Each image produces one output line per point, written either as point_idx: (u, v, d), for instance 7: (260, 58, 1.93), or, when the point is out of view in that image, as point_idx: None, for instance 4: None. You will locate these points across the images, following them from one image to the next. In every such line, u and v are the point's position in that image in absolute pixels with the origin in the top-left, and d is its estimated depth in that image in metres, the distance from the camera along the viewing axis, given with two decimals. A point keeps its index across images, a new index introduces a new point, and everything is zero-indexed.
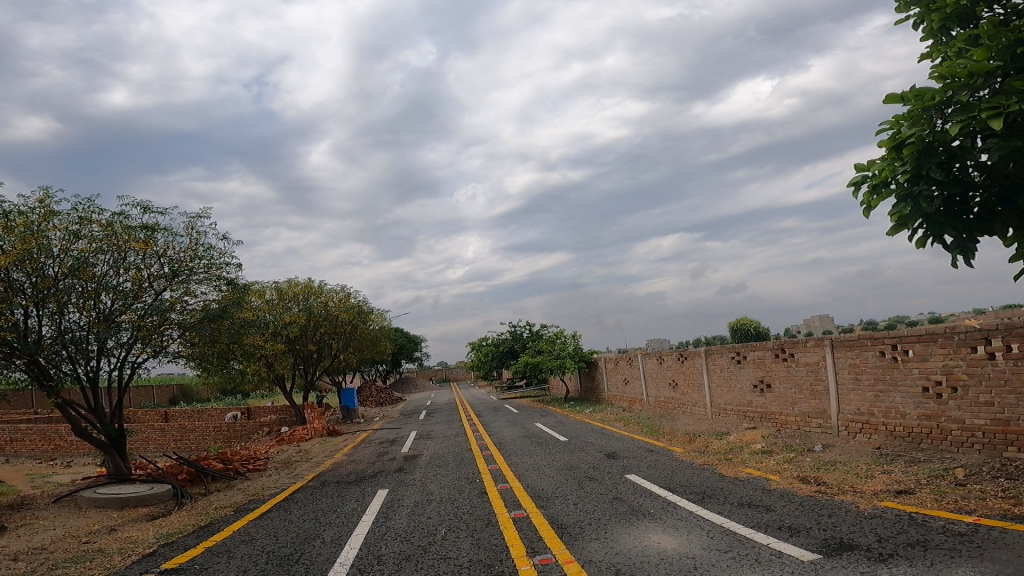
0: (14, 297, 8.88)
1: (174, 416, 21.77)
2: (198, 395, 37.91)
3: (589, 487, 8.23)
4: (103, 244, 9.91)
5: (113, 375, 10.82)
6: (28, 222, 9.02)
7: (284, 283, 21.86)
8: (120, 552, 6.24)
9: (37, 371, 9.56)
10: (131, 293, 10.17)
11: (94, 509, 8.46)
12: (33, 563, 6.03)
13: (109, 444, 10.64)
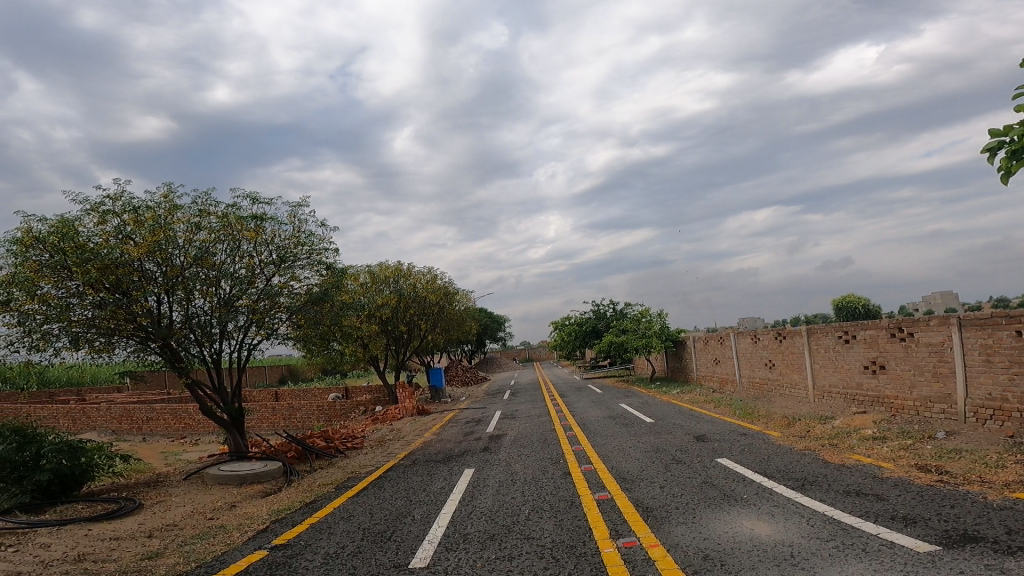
0: (148, 285, 9.76)
1: (283, 394, 23.45)
2: (304, 375, 40.77)
3: (676, 470, 8.01)
4: (220, 234, 10.74)
5: (232, 357, 11.74)
6: (156, 216, 9.89)
7: (377, 267, 22.79)
8: (238, 529, 6.80)
9: (170, 353, 10.54)
10: (246, 280, 10.98)
11: (217, 485, 9.27)
12: (166, 539, 6.67)
13: (231, 422, 11.57)
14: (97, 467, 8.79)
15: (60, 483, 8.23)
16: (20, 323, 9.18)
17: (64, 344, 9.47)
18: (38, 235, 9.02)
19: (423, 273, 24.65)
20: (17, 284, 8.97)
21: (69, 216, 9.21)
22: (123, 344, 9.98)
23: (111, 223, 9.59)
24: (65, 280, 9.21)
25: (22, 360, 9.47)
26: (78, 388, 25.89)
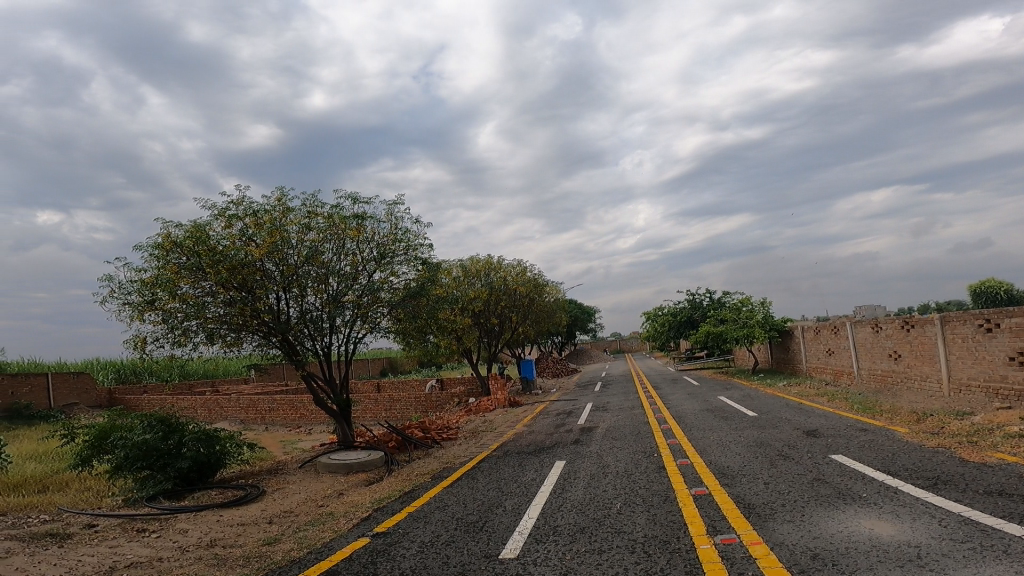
0: (269, 284, 10.61)
1: (384, 386, 24.56)
2: (402, 367, 42.53)
3: (784, 466, 7.57)
4: (327, 234, 11.40)
5: (340, 350, 12.48)
6: (272, 218, 10.68)
7: (468, 261, 23.28)
8: (345, 516, 7.22)
9: (288, 347, 11.41)
10: (350, 276, 11.61)
11: (327, 473, 9.84)
12: (283, 526, 7.18)
13: (340, 412, 12.29)
14: (228, 455, 9.63)
15: (199, 469, 9.12)
16: (165, 321, 10.25)
17: (201, 339, 10.53)
18: (177, 240, 9.97)
19: (513, 265, 24.91)
20: (161, 285, 9.98)
21: (200, 221, 10.13)
22: (249, 339, 10.94)
23: (236, 227, 10.48)
24: (199, 280, 10.18)
25: (166, 353, 10.57)
26: (207, 379, 28.51)
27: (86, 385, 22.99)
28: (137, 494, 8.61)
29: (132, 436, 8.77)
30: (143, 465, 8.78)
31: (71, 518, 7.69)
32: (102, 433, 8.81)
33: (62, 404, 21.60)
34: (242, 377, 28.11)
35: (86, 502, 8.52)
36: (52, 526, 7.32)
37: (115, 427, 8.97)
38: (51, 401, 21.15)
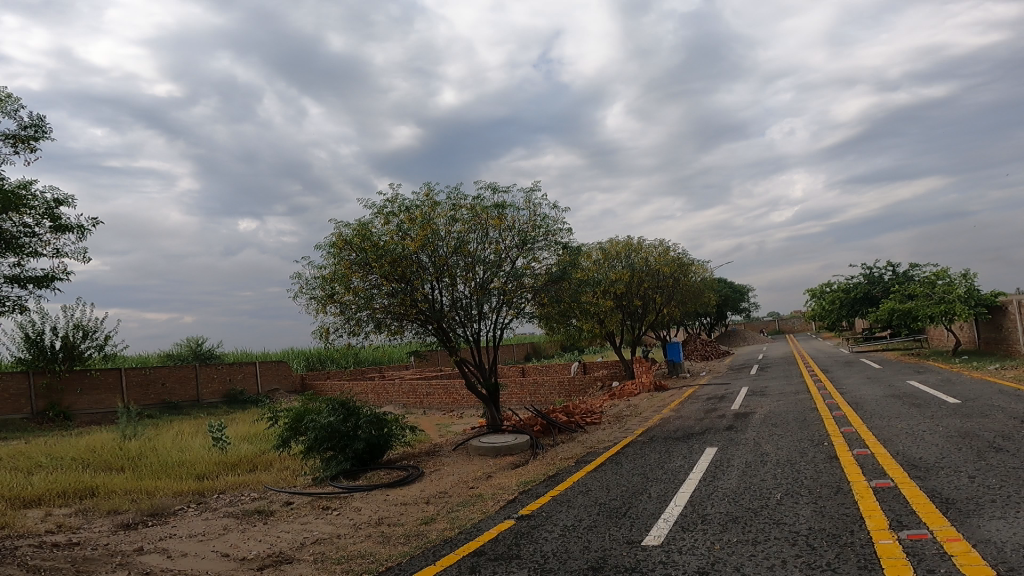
0: (424, 275, 11.54)
1: (529, 370, 25.29)
2: (546, 351, 43.29)
3: (993, 459, 6.57)
4: (472, 224, 11.95)
5: (489, 336, 13.08)
6: (423, 213, 11.45)
7: (607, 243, 23.06)
8: (493, 498, 7.61)
9: (442, 333, 12.33)
10: (495, 263, 12.13)
11: (478, 456, 10.20)
12: (438, 506, 7.66)
13: (489, 396, 12.82)
14: (395, 436, 10.55)
15: (371, 450, 10.17)
16: (342, 313, 11.50)
17: (371, 328, 11.74)
18: (347, 238, 11.08)
19: (656, 245, 24.22)
20: (338, 280, 11.20)
21: (364, 220, 11.18)
22: (409, 326, 12.01)
23: (393, 223, 11.38)
24: (367, 274, 11.23)
25: (344, 342, 11.88)
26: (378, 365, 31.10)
27: (285, 372, 26.17)
28: (323, 473, 9.80)
29: (320, 418, 9.95)
30: (328, 446, 9.94)
31: (274, 495, 9.01)
32: (296, 416, 10.03)
33: (267, 389, 24.76)
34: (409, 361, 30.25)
35: (285, 481, 9.79)
36: (259, 504, 8.68)
37: (307, 410, 10.16)
38: (258, 386, 24.33)
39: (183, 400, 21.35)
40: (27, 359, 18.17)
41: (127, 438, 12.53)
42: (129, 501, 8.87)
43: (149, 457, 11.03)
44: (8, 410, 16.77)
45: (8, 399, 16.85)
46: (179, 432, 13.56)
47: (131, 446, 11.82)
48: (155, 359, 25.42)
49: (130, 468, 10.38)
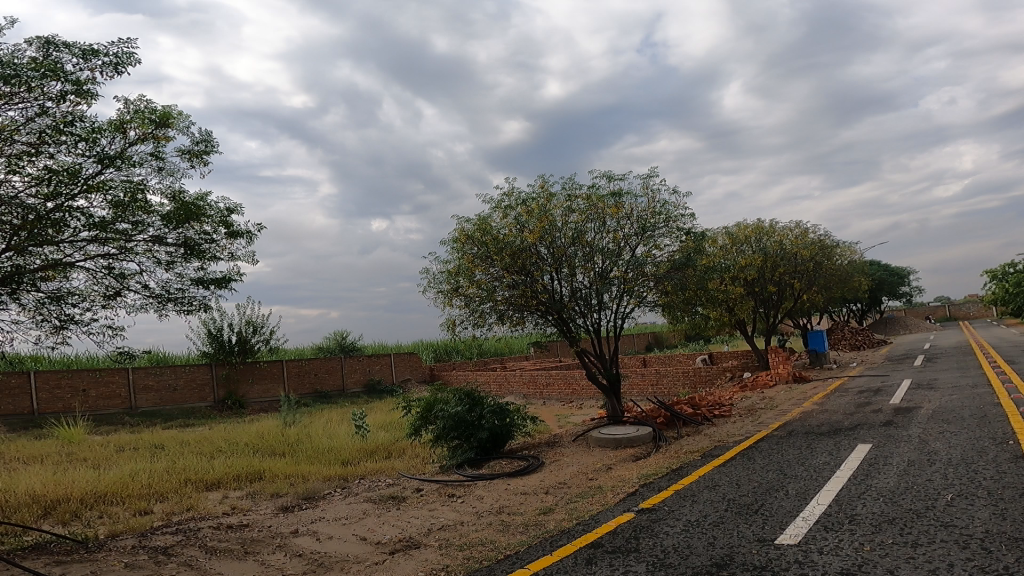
0: (543, 267, 11.57)
1: (650, 360, 24.52)
2: (669, 341, 41.78)
3: None
4: (589, 214, 11.76)
5: (610, 326, 12.80)
6: (539, 205, 11.47)
7: (734, 227, 21.75)
8: (613, 489, 7.39)
9: (563, 323, 12.28)
10: (615, 252, 11.84)
11: (598, 448, 9.93)
12: (557, 496, 7.57)
13: (610, 387, 12.50)
14: (517, 426, 10.62)
15: (494, 440, 10.35)
16: (467, 305, 11.80)
17: (494, 319, 11.90)
18: (469, 233, 11.39)
19: (791, 227, 22.41)
20: (462, 273, 11.54)
21: (483, 214, 11.46)
22: (531, 317, 12.06)
23: (511, 216, 11.55)
24: (489, 267, 11.45)
25: (470, 334, 12.15)
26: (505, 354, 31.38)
27: (416, 363, 27.05)
28: (450, 461, 10.10)
29: (448, 408, 10.32)
30: (454, 434, 10.23)
31: (406, 481, 9.28)
32: (426, 405, 10.43)
33: (401, 378, 25.72)
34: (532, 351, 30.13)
35: (415, 467, 10.23)
36: (393, 490, 8.98)
37: (437, 400, 10.54)
38: (394, 376, 25.49)
39: (331, 390, 23.05)
40: (209, 352, 20.24)
41: (287, 424, 13.82)
42: (288, 484, 9.66)
43: (307, 443, 11.94)
44: (196, 398, 19.21)
45: (196, 388, 19.27)
46: (328, 420, 14.68)
47: (291, 432, 12.97)
48: (304, 353, 27.77)
49: (290, 452, 11.32)
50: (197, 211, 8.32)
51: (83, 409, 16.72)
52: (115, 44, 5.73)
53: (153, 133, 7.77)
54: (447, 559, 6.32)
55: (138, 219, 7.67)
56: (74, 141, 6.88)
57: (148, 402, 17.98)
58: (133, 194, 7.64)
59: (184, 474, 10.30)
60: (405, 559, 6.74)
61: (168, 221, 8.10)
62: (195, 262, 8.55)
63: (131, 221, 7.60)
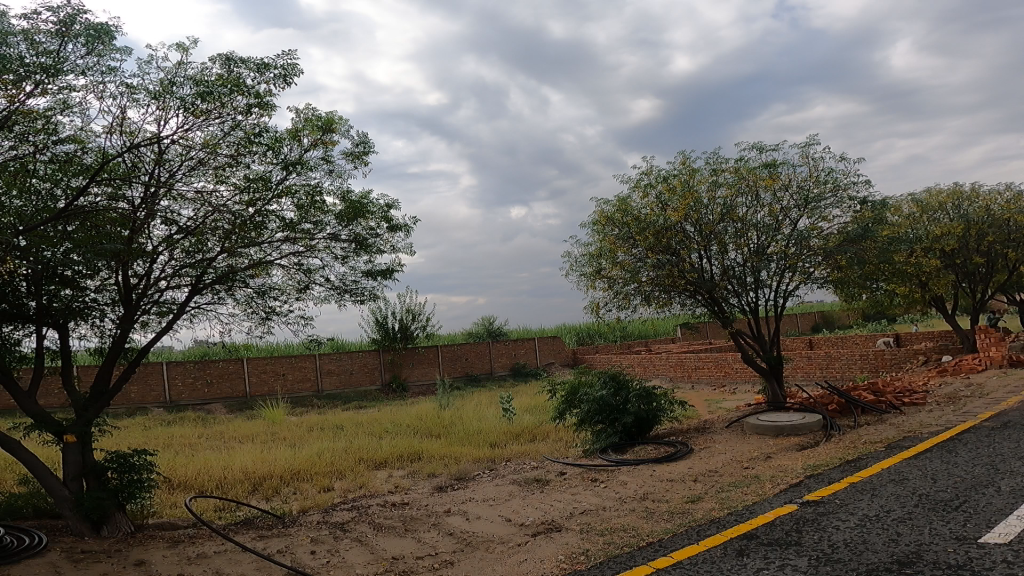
0: (690, 245, 10.77)
1: (819, 342, 22.03)
2: (843, 321, 37.39)
3: None
4: (740, 187, 10.71)
5: (769, 305, 11.60)
6: (683, 181, 10.67)
7: (924, 193, 18.79)
8: (772, 480, 6.58)
9: (714, 304, 11.38)
10: (772, 227, 10.68)
11: (755, 436, 8.99)
12: (707, 485, 6.93)
13: (771, 370, 11.31)
14: (664, 411, 10.05)
15: (640, 424, 9.87)
16: (611, 287, 11.45)
17: (639, 301, 11.35)
18: (609, 215, 11.06)
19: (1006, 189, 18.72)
20: (604, 255, 11.25)
21: (623, 195, 11.04)
22: (679, 298, 11.30)
23: (652, 194, 10.88)
24: (632, 248, 10.97)
25: (614, 317, 11.77)
26: (654, 334, 29.96)
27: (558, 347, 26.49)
28: (594, 445, 9.80)
29: (593, 391, 10.00)
30: (599, 418, 9.89)
31: (550, 465, 9.03)
32: (571, 389, 10.23)
33: (546, 363, 25.66)
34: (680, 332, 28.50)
35: (558, 450, 10.08)
36: (537, 472, 8.71)
37: (581, 383, 10.29)
38: (538, 360, 25.53)
39: (481, 373, 23.84)
40: (376, 338, 21.77)
41: (443, 407, 14.46)
42: (442, 465, 9.78)
43: (458, 425, 12.32)
44: (367, 380, 20.90)
45: (366, 370, 20.95)
46: (478, 403, 15.07)
47: (446, 414, 13.51)
48: (456, 339, 28.97)
49: (443, 433, 11.71)
50: (366, 209, 8.72)
51: (282, 391, 18.95)
52: (277, 56, 6.35)
53: (321, 139, 8.28)
54: (587, 543, 5.95)
55: (317, 220, 8.27)
56: (259, 152, 7.56)
57: (331, 385, 20.02)
58: (310, 196, 8.24)
59: (356, 453, 10.65)
60: (547, 542, 6.37)
61: (341, 219, 8.61)
62: (365, 256, 8.95)
63: (311, 220, 8.24)
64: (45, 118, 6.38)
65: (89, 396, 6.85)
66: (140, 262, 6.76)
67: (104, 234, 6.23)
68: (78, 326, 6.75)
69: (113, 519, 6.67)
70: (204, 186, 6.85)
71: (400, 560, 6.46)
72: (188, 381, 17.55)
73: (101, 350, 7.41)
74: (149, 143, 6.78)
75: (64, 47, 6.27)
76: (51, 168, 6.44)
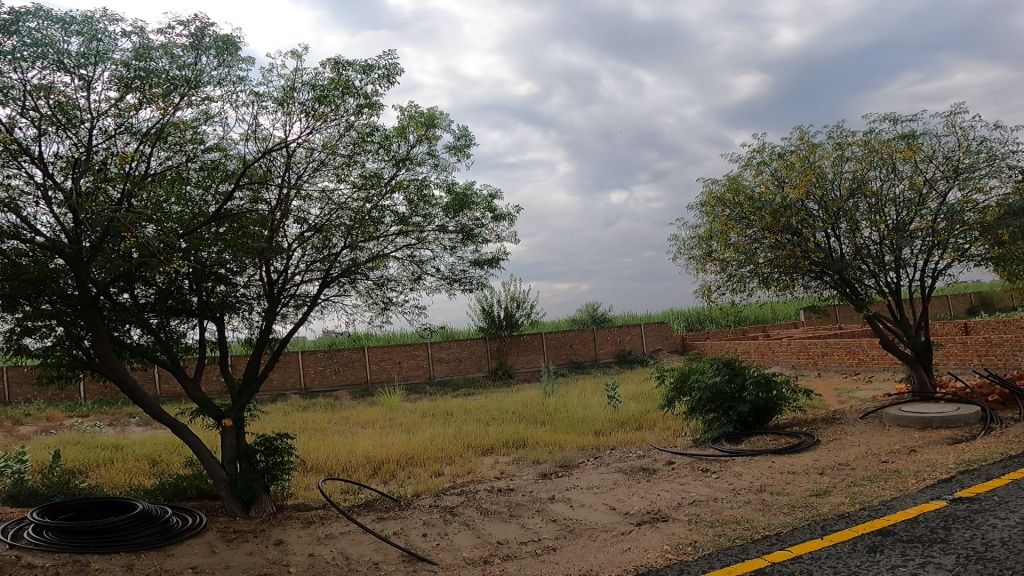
0: (816, 223, 9.65)
1: (974, 327, 19.28)
2: (1004, 301, 32.63)
3: None
4: (871, 161, 9.54)
5: (912, 285, 10.22)
6: (802, 156, 9.65)
7: None
8: (915, 475, 5.76)
9: (845, 286, 10.16)
10: (915, 201, 9.45)
11: (896, 428, 7.96)
12: (836, 479, 6.19)
13: (915, 357, 9.97)
14: (786, 400, 9.22)
15: (757, 414, 9.11)
16: (723, 270, 10.53)
17: (756, 284, 10.30)
18: (718, 195, 10.22)
19: None
20: (715, 237, 10.38)
21: (733, 173, 10.18)
22: (804, 279, 10.17)
23: (766, 172, 9.97)
24: (746, 228, 10.02)
25: (727, 301, 10.86)
26: (774, 318, 27.83)
27: (666, 334, 25.26)
28: (706, 435, 9.21)
29: (705, 378, 9.34)
30: (711, 407, 9.28)
31: (657, 454, 8.60)
32: (681, 376, 9.62)
33: (651, 350, 24.61)
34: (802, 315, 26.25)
35: (666, 440, 9.57)
36: (643, 461, 8.31)
37: (692, 370, 9.65)
38: (643, 346, 24.53)
39: (585, 360, 23.45)
40: (482, 326, 22.18)
41: (547, 394, 14.32)
42: (546, 452, 9.64)
43: (563, 412, 12.12)
44: (474, 367, 21.35)
45: (473, 358, 21.41)
46: (583, 391, 14.73)
47: (550, 401, 13.33)
48: (560, 326, 28.72)
49: (548, 421, 11.56)
50: (471, 200, 8.39)
51: (398, 378, 19.88)
52: (378, 57, 6.22)
53: (427, 134, 7.84)
54: (695, 534, 5.43)
55: (426, 213, 8.27)
56: (374, 151, 7.48)
57: (442, 372, 20.69)
58: (419, 190, 8.15)
59: (465, 439, 10.74)
60: (651, 532, 5.80)
61: (448, 212, 8.32)
62: (472, 247, 8.67)
63: (420, 214, 8.26)
64: (189, 125, 6.50)
65: (240, 383, 7.22)
66: (279, 258, 7.07)
67: (247, 234, 6.47)
68: (231, 317, 7.30)
69: (259, 499, 6.88)
70: (326, 187, 7.07)
71: (505, 545, 5.94)
72: (319, 370, 18.89)
73: (249, 340, 7.99)
74: (279, 148, 6.96)
75: (198, 60, 6.13)
76: (202, 176, 6.71)
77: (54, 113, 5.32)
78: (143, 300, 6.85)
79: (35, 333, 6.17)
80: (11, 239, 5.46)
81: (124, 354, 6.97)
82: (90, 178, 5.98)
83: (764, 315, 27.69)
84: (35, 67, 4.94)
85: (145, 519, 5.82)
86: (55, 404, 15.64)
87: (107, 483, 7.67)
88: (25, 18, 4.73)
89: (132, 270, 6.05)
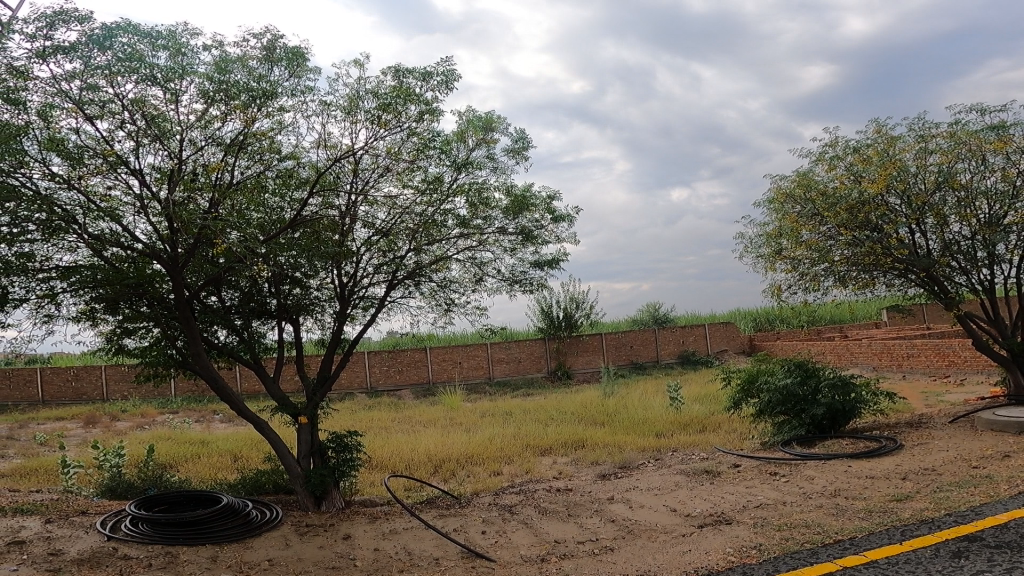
0: (897, 219, 9.00)
1: None
2: None
3: None
4: (959, 152, 8.83)
5: (1008, 282, 9.37)
6: (881, 149, 9.04)
7: None
8: (1009, 481, 5.30)
9: (932, 285, 9.42)
10: (1010, 192, 8.69)
11: (990, 432, 7.31)
12: (919, 484, 5.75)
13: (1012, 358, 9.15)
14: (865, 403, 8.64)
15: (831, 417, 8.60)
16: (794, 268, 9.95)
17: (832, 283, 9.68)
18: (788, 191, 9.73)
19: None
20: (785, 235, 9.80)
21: (804, 169, 9.66)
22: (885, 277, 9.49)
23: (841, 167, 9.38)
24: (820, 225, 9.46)
25: (800, 300, 10.24)
26: (852, 317, 26.25)
27: (733, 334, 24.38)
28: (776, 438, 8.79)
29: (775, 380, 8.89)
30: (781, 409, 8.84)
31: (722, 457, 8.28)
32: (748, 377, 9.20)
33: (717, 350, 23.80)
34: (883, 314, 24.62)
35: (733, 442, 9.19)
36: (707, 463, 8.03)
37: (760, 372, 9.22)
38: (708, 347, 23.74)
39: (647, 361, 22.97)
40: (542, 327, 22.09)
41: (608, 395, 14.10)
42: (607, 453, 9.47)
43: (624, 413, 11.89)
44: (534, 368, 21.34)
45: (534, 359, 21.40)
46: (644, 392, 14.40)
47: (611, 402, 13.11)
48: (622, 326, 28.24)
49: (609, 422, 11.36)
50: (530, 202, 8.37)
51: (459, 378, 20.15)
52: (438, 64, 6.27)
53: (484, 137, 7.85)
54: (760, 537, 5.17)
55: (486, 216, 8.31)
56: (436, 156, 7.60)
57: (502, 373, 20.79)
58: (479, 193, 8.22)
59: (524, 439, 10.70)
60: (714, 534, 5.57)
61: (507, 214, 8.34)
62: (531, 248, 8.65)
63: (481, 216, 8.30)
64: (268, 136, 6.63)
65: (314, 383, 7.42)
66: (348, 262, 7.29)
67: (321, 239, 6.73)
68: (306, 318, 7.59)
69: (330, 495, 7.04)
70: (392, 192, 7.22)
71: (563, 544, 5.85)
72: (383, 368, 19.42)
73: (322, 341, 8.28)
74: (347, 155, 7.14)
75: (272, 72, 6.13)
76: (278, 183, 6.87)
77: (147, 125, 5.56)
78: (228, 302, 7.22)
79: (134, 334, 6.57)
80: (113, 245, 5.76)
81: (213, 353, 7.39)
82: (182, 187, 6.09)
83: (841, 315, 26.17)
84: (129, 80, 5.24)
85: (230, 512, 5.94)
86: (149, 401, 16.82)
87: (195, 476, 8.15)
88: (117, 33, 5.04)
89: (219, 274, 6.41)
